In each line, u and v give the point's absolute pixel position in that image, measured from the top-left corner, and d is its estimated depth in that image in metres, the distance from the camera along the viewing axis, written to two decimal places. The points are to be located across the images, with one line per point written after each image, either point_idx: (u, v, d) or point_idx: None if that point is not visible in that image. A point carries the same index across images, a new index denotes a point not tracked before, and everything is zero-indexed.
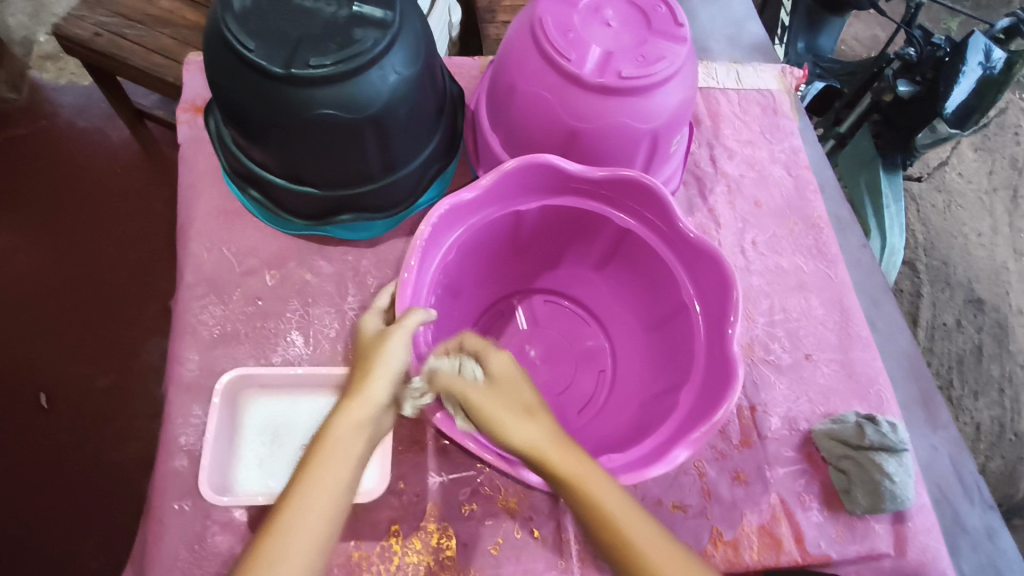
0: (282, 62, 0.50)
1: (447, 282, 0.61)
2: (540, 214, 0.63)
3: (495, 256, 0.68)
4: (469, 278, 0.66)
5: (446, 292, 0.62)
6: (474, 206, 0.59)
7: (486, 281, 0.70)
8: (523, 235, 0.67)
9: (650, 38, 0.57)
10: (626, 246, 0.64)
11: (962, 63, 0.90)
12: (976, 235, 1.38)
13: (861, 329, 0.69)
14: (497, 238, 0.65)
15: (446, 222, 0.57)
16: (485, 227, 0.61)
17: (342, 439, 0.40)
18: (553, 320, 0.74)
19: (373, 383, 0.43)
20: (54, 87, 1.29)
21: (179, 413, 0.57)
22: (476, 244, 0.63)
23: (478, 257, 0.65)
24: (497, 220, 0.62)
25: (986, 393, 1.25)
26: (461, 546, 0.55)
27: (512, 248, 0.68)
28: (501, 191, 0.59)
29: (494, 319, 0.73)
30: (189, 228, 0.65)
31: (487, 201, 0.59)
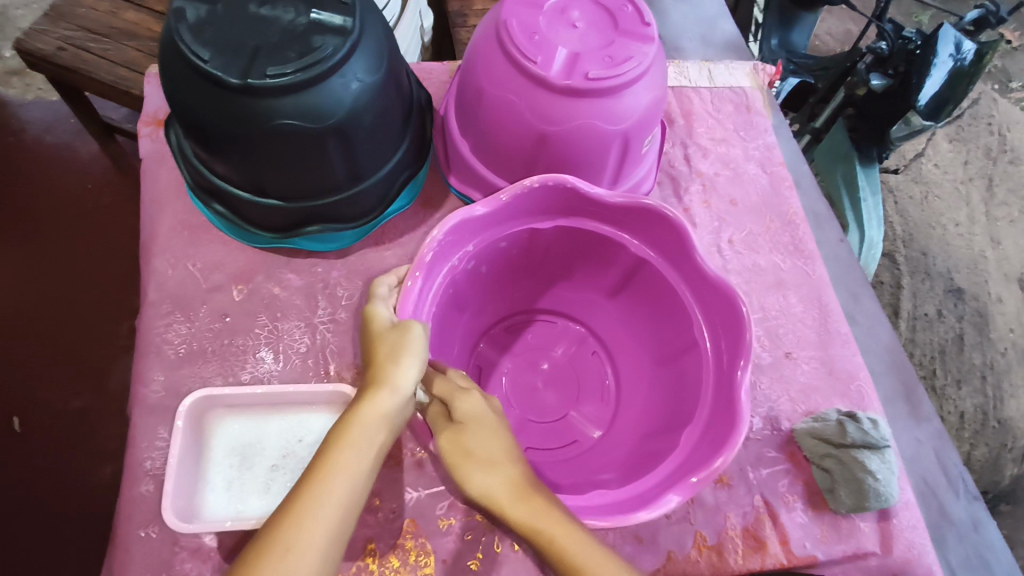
0: (239, 72, 0.49)
1: (462, 282, 0.61)
2: (591, 240, 0.63)
3: (538, 265, 0.68)
4: (514, 270, 0.67)
5: (462, 290, 0.62)
6: (508, 215, 0.58)
7: (523, 283, 0.70)
8: (571, 255, 0.66)
9: (617, 38, 0.56)
10: (687, 355, 0.60)
11: (934, 55, 0.90)
12: (953, 225, 1.39)
13: (840, 325, 0.68)
14: (532, 248, 0.64)
15: (507, 214, 0.58)
16: (513, 236, 0.61)
17: (366, 431, 0.41)
18: (582, 358, 0.72)
19: (398, 373, 0.44)
20: (20, 103, 1.27)
21: (144, 436, 0.55)
22: (502, 251, 0.62)
23: (520, 258, 0.65)
24: (530, 232, 0.61)
25: (969, 381, 1.25)
26: (440, 563, 0.54)
27: (561, 264, 0.67)
28: (568, 205, 0.59)
29: (527, 321, 0.73)
30: (152, 244, 0.64)
31: (526, 212, 0.59)
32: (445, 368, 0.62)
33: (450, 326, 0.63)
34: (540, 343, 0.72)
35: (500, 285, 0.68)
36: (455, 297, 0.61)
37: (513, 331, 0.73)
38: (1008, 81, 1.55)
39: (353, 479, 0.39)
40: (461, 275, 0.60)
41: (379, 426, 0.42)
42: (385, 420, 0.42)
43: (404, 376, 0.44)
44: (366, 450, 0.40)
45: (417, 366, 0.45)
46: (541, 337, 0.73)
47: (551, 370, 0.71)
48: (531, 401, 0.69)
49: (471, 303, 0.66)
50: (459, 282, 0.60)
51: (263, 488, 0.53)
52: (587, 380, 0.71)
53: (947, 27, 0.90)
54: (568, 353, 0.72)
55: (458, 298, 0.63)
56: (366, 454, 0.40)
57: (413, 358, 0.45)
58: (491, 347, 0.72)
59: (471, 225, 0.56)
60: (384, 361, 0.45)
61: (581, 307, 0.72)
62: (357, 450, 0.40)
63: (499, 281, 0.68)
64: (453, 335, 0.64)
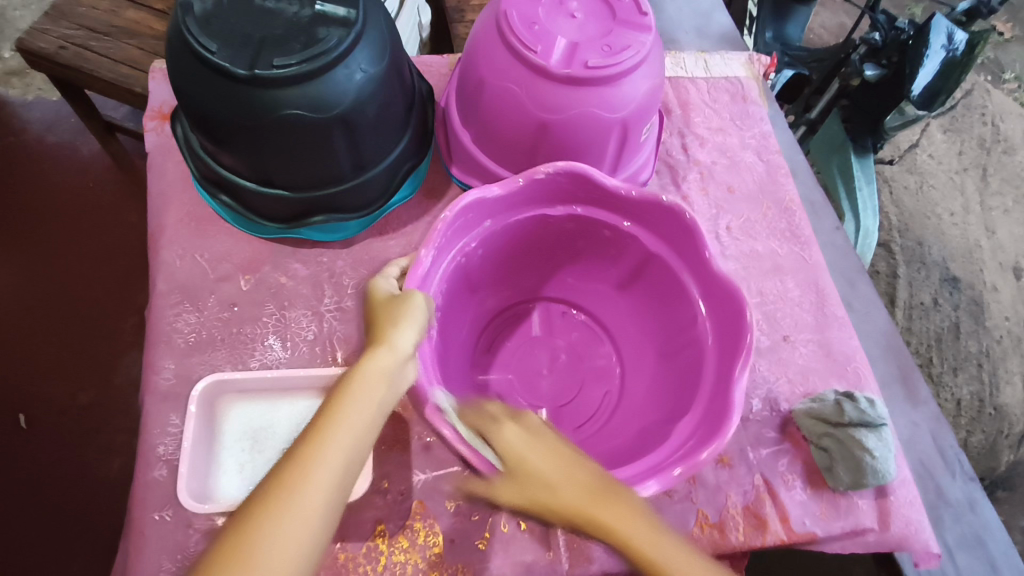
0: (246, 64, 0.50)
1: (490, 253, 0.64)
2: (613, 235, 0.64)
3: (556, 256, 0.69)
4: (568, 257, 0.69)
5: (470, 271, 0.64)
6: (527, 197, 0.60)
7: (536, 270, 0.72)
8: (591, 249, 0.67)
9: (615, 28, 0.58)
10: (683, 397, 0.59)
11: (925, 47, 0.92)
12: (948, 214, 1.40)
13: (837, 309, 0.69)
14: (550, 236, 0.66)
15: (557, 194, 0.60)
16: (528, 220, 0.63)
17: (368, 382, 0.41)
18: (591, 353, 0.72)
19: (399, 335, 0.45)
20: (22, 103, 1.27)
21: (157, 423, 0.56)
22: (566, 232, 0.65)
23: (582, 249, 0.67)
24: (547, 219, 0.63)
25: (966, 368, 1.27)
26: (448, 543, 0.55)
27: (580, 257, 0.69)
28: (663, 229, 0.61)
29: (573, 321, 0.74)
30: (160, 236, 0.65)
31: (546, 195, 0.61)
32: (450, 350, 0.63)
33: (458, 305, 0.65)
34: (565, 347, 0.73)
35: (512, 271, 0.70)
36: (465, 274, 0.63)
37: (555, 322, 0.74)
38: (1001, 72, 1.57)
39: (357, 429, 0.39)
40: (471, 253, 0.61)
41: (381, 381, 0.42)
42: (386, 376, 0.42)
43: (403, 338, 0.45)
44: (370, 399, 0.41)
45: (415, 330, 0.46)
46: (553, 326, 0.74)
47: (558, 361, 0.72)
48: (530, 386, 0.70)
49: (482, 284, 0.68)
50: (470, 260, 0.62)
51: None
52: (591, 374, 0.71)
53: (940, 19, 0.92)
54: (578, 346, 0.73)
55: (494, 258, 0.66)
56: (370, 406, 0.40)
57: (412, 325, 0.46)
58: (507, 326, 0.73)
59: (487, 204, 0.58)
60: (385, 326, 0.46)
61: (625, 341, 0.71)
62: (359, 399, 0.40)
63: (516, 266, 0.70)
64: (460, 312, 0.66)
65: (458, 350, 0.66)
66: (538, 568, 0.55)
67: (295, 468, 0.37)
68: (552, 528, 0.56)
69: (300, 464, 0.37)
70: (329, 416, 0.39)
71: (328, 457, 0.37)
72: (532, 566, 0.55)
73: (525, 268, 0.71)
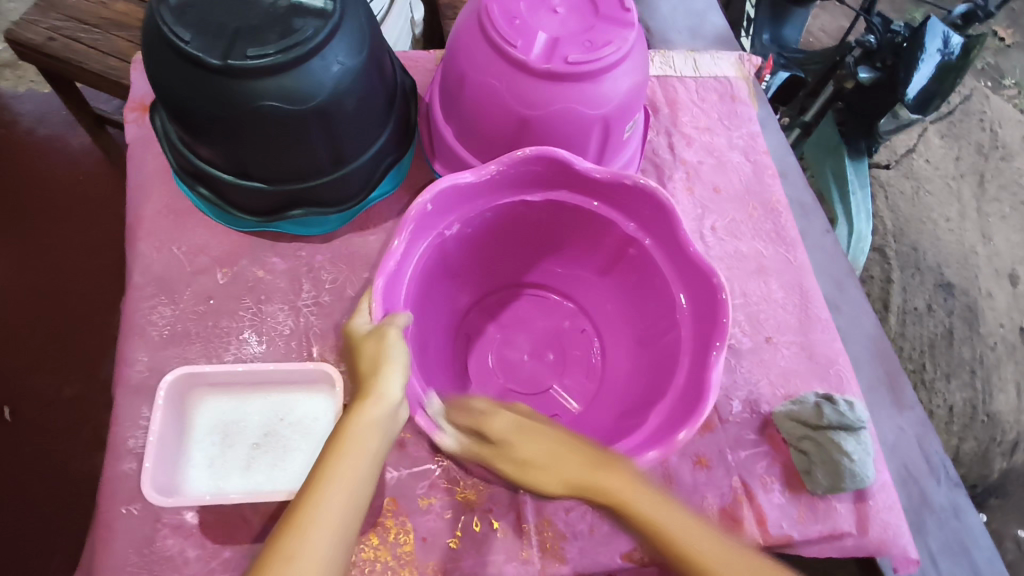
0: (220, 53, 0.49)
1: (511, 224, 0.65)
2: (655, 277, 0.61)
3: (609, 270, 0.67)
4: (605, 272, 0.68)
5: (495, 231, 0.65)
6: (590, 189, 0.60)
7: (575, 271, 0.71)
8: (636, 282, 0.65)
9: (597, 24, 0.57)
10: (644, 405, 0.57)
11: (920, 51, 0.92)
12: (944, 220, 1.39)
13: (820, 311, 0.69)
14: (606, 246, 0.65)
15: (612, 192, 0.59)
16: (574, 209, 0.62)
17: (358, 439, 0.39)
18: (576, 369, 0.70)
19: (384, 381, 0.43)
20: (13, 95, 1.27)
21: (128, 416, 0.56)
22: (606, 239, 0.64)
23: (621, 268, 0.66)
24: (606, 226, 0.62)
25: (958, 375, 1.26)
26: (420, 541, 0.54)
27: (627, 288, 0.66)
28: (694, 274, 0.57)
29: (580, 343, 0.72)
30: (137, 228, 0.64)
31: (611, 199, 0.60)
32: (430, 343, 0.63)
33: (478, 251, 0.67)
34: (555, 359, 0.71)
35: (547, 256, 0.70)
36: (493, 231, 0.65)
37: (561, 337, 0.72)
38: (1001, 78, 1.57)
39: (352, 486, 0.37)
40: (507, 212, 0.62)
41: (372, 433, 0.40)
42: (377, 426, 0.40)
43: (391, 385, 0.43)
44: (360, 455, 0.38)
45: (403, 373, 0.44)
46: (567, 332, 0.73)
47: (544, 360, 0.71)
48: (503, 361, 0.71)
49: (519, 249, 0.69)
50: (503, 221, 0.64)
51: (243, 467, 0.52)
52: (562, 385, 0.69)
53: (936, 22, 0.91)
54: (573, 362, 0.71)
55: (528, 233, 0.67)
56: (366, 459, 0.39)
57: (399, 366, 0.44)
58: (527, 305, 0.74)
59: (544, 175, 0.59)
60: (370, 372, 0.43)
61: (612, 377, 0.68)
62: (352, 453, 0.39)
63: (570, 255, 0.69)
64: (479, 258, 0.68)
65: (465, 280, 0.69)
66: (510, 568, 0.54)
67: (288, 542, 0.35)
68: (525, 528, 0.55)
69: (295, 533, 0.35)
70: (321, 480, 0.37)
71: (318, 519, 0.35)
72: (504, 566, 0.54)
73: (565, 263, 0.71)
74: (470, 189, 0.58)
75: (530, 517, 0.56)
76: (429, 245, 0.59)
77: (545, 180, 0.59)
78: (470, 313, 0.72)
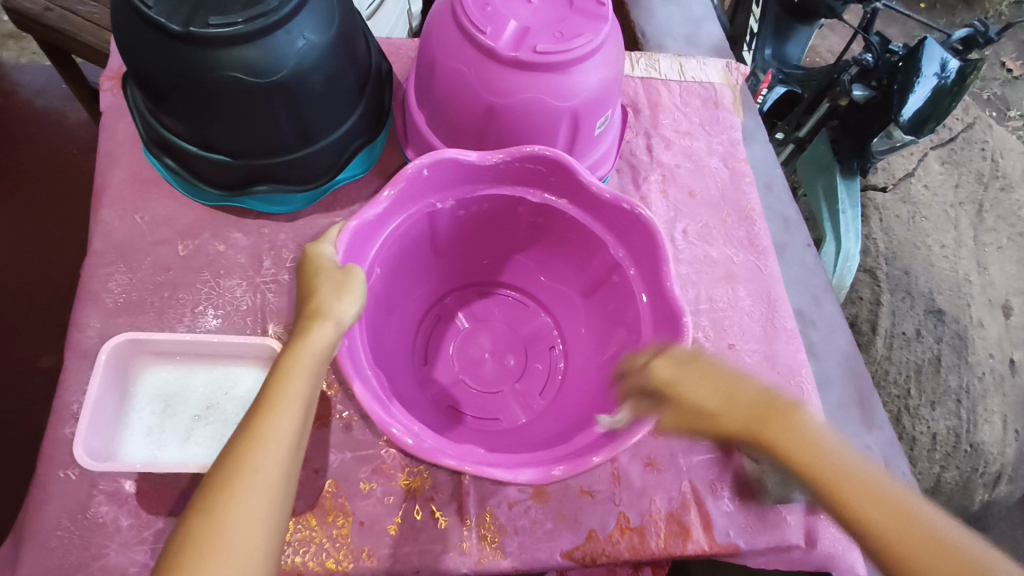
0: (182, 20, 0.49)
1: (497, 220, 0.63)
2: (629, 309, 0.59)
3: (591, 294, 0.65)
4: (587, 293, 0.66)
5: (486, 224, 0.64)
6: (586, 203, 0.58)
7: (560, 287, 0.69)
8: (612, 310, 0.62)
9: (570, 16, 0.57)
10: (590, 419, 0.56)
11: (916, 75, 0.92)
12: (939, 246, 1.38)
13: (786, 321, 0.68)
14: (593, 267, 0.63)
15: (608, 212, 0.58)
16: (568, 220, 0.61)
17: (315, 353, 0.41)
18: (534, 379, 0.69)
19: (340, 304, 0.45)
20: (14, 66, 1.28)
21: (74, 381, 0.55)
22: (596, 261, 0.62)
23: (603, 294, 0.63)
24: (597, 247, 0.61)
25: (944, 403, 1.23)
26: (358, 526, 0.54)
27: (603, 314, 0.64)
28: (663, 309, 0.55)
29: (545, 359, 0.70)
30: (102, 195, 0.64)
31: (605, 218, 0.59)
32: (391, 328, 0.63)
33: (467, 241, 0.66)
34: (515, 367, 0.69)
35: (537, 264, 0.68)
36: (484, 223, 0.64)
37: (530, 349, 0.70)
38: (1007, 109, 1.59)
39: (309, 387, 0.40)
40: (494, 206, 0.61)
41: (324, 356, 0.42)
42: (329, 349, 0.42)
43: (344, 309, 0.45)
44: (314, 368, 0.41)
45: (358, 303, 0.46)
46: (535, 343, 0.71)
47: (506, 364, 0.69)
48: (464, 354, 0.70)
49: (509, 250, 0.68)
50: (495, 215, 0.63)
51: (182, 437, 0.52)
52: (514, 390, 0.68)
53: (933, 45, 0.91)
54: (534, 371, 0.69)
55: (521, 235, 0.65)
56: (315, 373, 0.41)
57: (353, 296, 0.46)
58: (510, 305, 0.72)
59: (542, 176, 0.57)
60: (324, 296, 0.45)
61: (563, 395, 0.66)
62: (305, 373, 0.40)
63: (560, 270, 0.67)
64: (468, 245, 0.67)
65: (448, 264, 0.68)
66: (447, 558, 0.53)
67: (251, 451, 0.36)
68: (467, 520, 0.55)
69: (257, 449, 0.36)
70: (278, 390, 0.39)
71: (278, 434, 0.37)
72: (441, 555, 0.53)
73: (554, 275, 0.68)
74: (471, 170, 0.57)
75: (472, 509, 0.55)
76: (416, 213, 0.58)
77: (538, 181, 0.58)
78: (449, 298, 0.71)
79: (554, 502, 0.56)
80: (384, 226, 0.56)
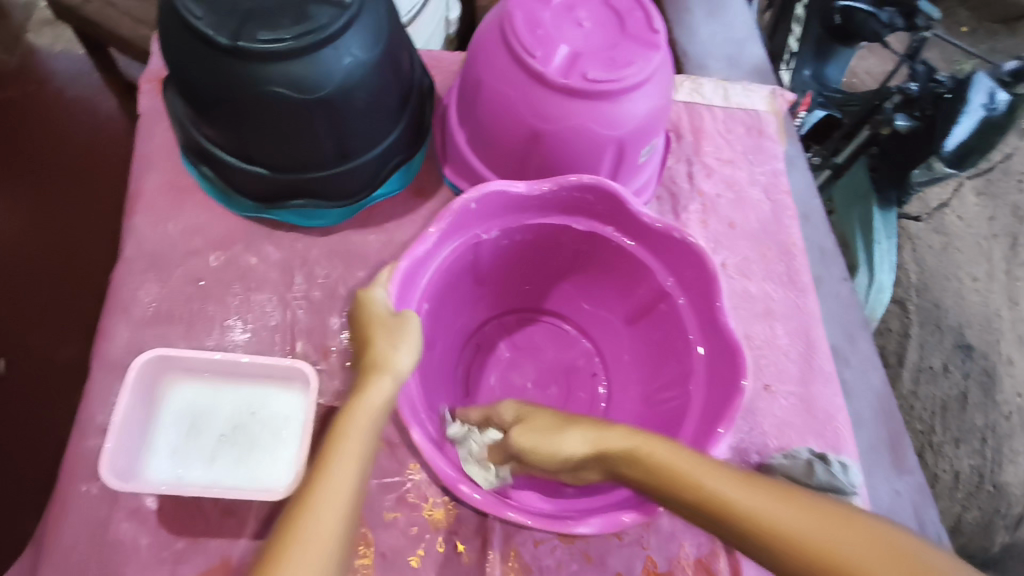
0: (229, 34, 0.48)
1: (545, 248, 0.62)
2: (678, 341, 0.57)
3: (635, 320, 0.63)
4: (633, 323, 0.64)
5: (531, 253, 0.63)
6: (634, 228, 0.57)
7: (603, 312, 0.67)
8: (659, 341, 0.61)
9: (622, 42, 0.55)
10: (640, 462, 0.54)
11: (962, 105, 0.89)
12: (971, 279, 1.35)
13: (824, 363, 0.66)
14: (638, 295, 0.61)
15: (661, 241, 0.56)
16: (615, 247, 0.59)
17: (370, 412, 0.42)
18: (577, 410, 0.67)
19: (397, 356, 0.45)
20: (48, 53, 1.26)
21: (100, 391, 0.55)
22: (643, 290, 0.60)
23: (650, 324, 0.61)
24: (643, 273, 0.59)
25: (968, 441, 1.20)
26: (379, 556, 0.52)
27: (649, 344, 0.62)
28: (719, 344, 0.53)
29: (588, 389, 0.68)
30: (137, 200, 0.63)
31: (656, 247, 0.57)
32: (434, 358, 0.61)
33: (510, 269, 0.65)
34: (558, 396, 0.67)
35: (581, 290, 0.67)
36: (530, 251, 0.62)
37: (574, 378, 0.68)
38: None
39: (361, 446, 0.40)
40: (542, 235, 0.60)
41: (381, 411, 0.43)
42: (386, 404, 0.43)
43: (401, 360, 0.45)
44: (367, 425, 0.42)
45: (414, 353, 0.46)
46: (578, 371, 0.69)
47: (549, 394, 0.67)
48: (505, 383, 0.68)
49: (552, 276, 0.66)
50: (540, 244, 0.61)
51: (207, 458, 0.51)
52: None
53: (982, 76, 0.88)
54: (578, 401, 0.67)
55: (566, 263, 0.64)
56: (368, 433, 0.41)
57: (410, 345, 0.46)
58: (551, 331, 0.70)
59: (593, 204, 0.56)
60: (381, 347, 0.46)
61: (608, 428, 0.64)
62: (358, 433, 0.41)
63: (601, 295, 0.66)
64: (509, 273, 0.65)
65: (490, 291, 0.67)
66: None
67: (302, 513, 0.36)
68: (490, 555, 0.53)
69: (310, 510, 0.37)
70: (335, 448, 0.40)
71: (332, 493, 0.37)
72: None
73: (597, 301, 0.67)
74: (517, 201, 0.55)
75: (496, 544, 0.54)
76: (462, 244, 0.56)
77: (590, 209, 0.57)
78: (490, 325, 0.70)
79: (579, 542, 0.55)
80: (433, 258, 0.55)
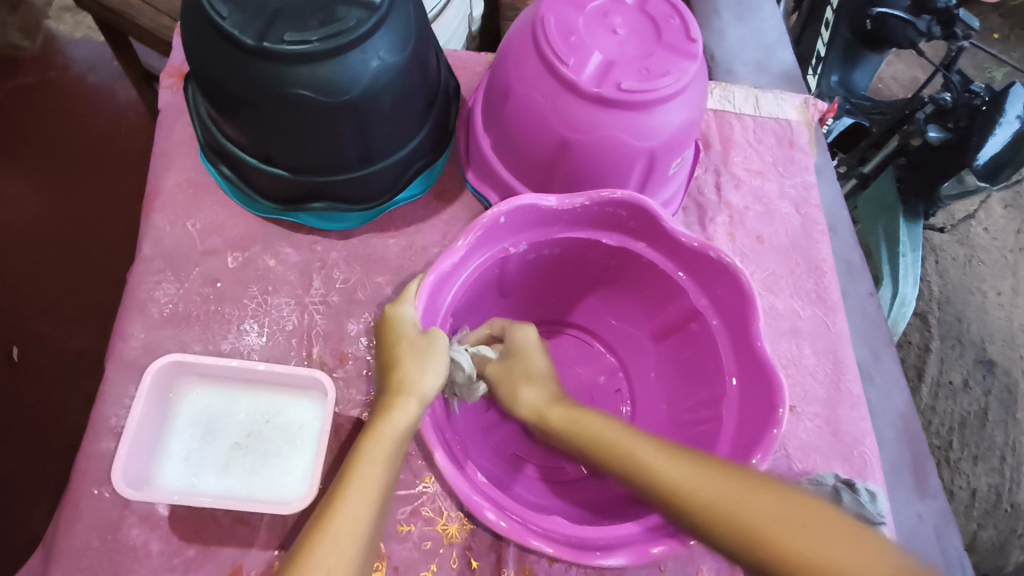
0: (255, 34, 0.47)
1: (573, 262, 0.60)
2: (709, 361, 0.56)
3: (664, 337, 0.62)
4: (662, 341, 0.62)
5: (558, 266, 0.61)
6: (667, 245, 0.55)
7: (630, 327, 0.65)
8: (688, 361, 0.59)
9: (657, 51, 0.53)
10: None
11: (999, 115, 0.86)
12: (995, 293, 1.32)
13: (852, 386, 0.64)
14: (669, 312, 0.60)
15: (696, 259, 0.55)
16: (647, 264, 0.57)
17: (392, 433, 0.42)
18: None
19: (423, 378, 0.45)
20: (69, 39, 1.26)
21: (114, 392, 0.54)
22: (674, 308, 0.59)
23: (680, 343, 0.60)
24: (674, 290, 0.58)
25: (987, 458, 1.18)
26: (392, 570, 0.51)
27: (678, 363, 0.60)
28: (754, 369, 0.52)
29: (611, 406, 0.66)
30: (155, 198, 0.62)
31: (690, 266, 0.56)
32: None
33: (536, 282, 0.63)
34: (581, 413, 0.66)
35: (608, 304, 0.65)
36: (558, 265, 0.61)
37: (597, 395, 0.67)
38: None
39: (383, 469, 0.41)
40: (571, 249, 0.58)
41: (404, 432, 0.43)
42: (410, 426, 0.43)
43: (426, 382, 0.45)
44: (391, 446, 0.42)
45: (441, 374, 0.46)
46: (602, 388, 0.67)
47: None
48: None
49: (579, 290, 0.65)
50: (568, 258, 0.60)
51: (220, 466, 0.50)
52: None
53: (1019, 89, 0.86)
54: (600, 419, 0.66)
55: (595, 277, 0.62)
56: (392, 455, 0.42)
57: (438, 365, 0.46)
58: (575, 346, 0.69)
59: (626, 220, 0.55)
60: (408, 366, 0.46)
61: None
62: (382, 455, 0.41)
63: (629, 310, 0.64)
64: (535, 286, 0.64)
65: (515, 303, 0.65)
66: None
67: (320, 533, 0.37)
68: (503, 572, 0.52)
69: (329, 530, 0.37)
70: (357, 469, 0.40)
71: (351, 514, 0.38)
72: None
73: (624, 316, 0.65)
74: (548, 214, 0.54)
75: (510, 561, 0.53)
76: (490, 258, 0.55)
77: (623, 225, 0.55)
78: None
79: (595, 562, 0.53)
80: (460, 271, 0.54)
